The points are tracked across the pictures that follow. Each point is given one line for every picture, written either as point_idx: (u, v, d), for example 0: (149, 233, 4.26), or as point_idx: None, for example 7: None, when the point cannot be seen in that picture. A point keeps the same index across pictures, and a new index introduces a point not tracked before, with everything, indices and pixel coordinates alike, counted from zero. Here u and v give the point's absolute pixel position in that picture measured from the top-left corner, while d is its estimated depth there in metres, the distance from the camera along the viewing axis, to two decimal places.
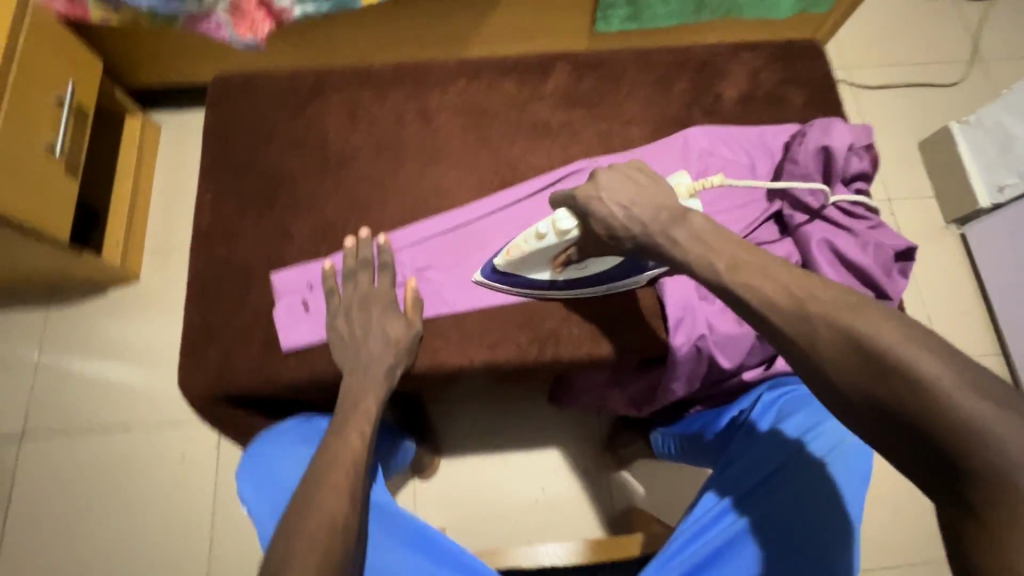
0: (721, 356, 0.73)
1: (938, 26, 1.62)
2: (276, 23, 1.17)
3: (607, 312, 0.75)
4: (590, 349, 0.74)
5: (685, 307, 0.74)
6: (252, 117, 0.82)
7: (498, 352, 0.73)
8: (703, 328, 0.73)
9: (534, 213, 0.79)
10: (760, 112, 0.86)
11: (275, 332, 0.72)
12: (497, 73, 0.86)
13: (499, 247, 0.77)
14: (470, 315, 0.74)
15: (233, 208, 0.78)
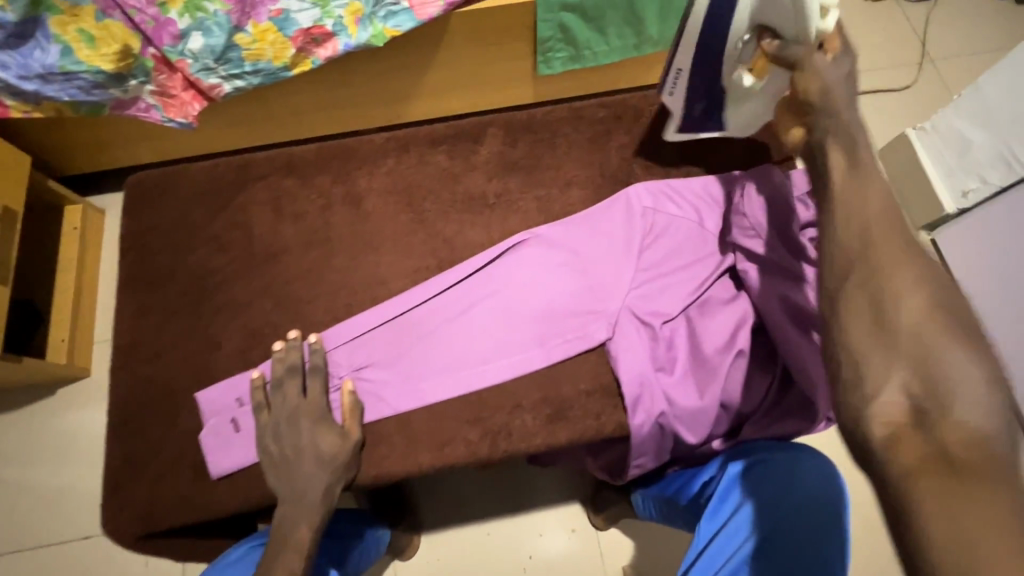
0: (685, 432, 0.69)
1: (886, 31, 1.61)
2: (207, 101, 1.12)
3: (561, 394, 0.71)
4: (546, 438, 0.69)
5: (641, 383, 0.69)
6: (172, 219, 0.78)
7: (447, 454, 0.68)
8: (662, 404, 0.68)
9: (474, 294, 0.75)
10: (703, 159, 0.83)
11: (204, 458, 0.67)
12: (427, 145, 0.82)
13: (440, 336, 0.72)
14: (413, 416, 0.69)
15: (156, 321, 0.73)
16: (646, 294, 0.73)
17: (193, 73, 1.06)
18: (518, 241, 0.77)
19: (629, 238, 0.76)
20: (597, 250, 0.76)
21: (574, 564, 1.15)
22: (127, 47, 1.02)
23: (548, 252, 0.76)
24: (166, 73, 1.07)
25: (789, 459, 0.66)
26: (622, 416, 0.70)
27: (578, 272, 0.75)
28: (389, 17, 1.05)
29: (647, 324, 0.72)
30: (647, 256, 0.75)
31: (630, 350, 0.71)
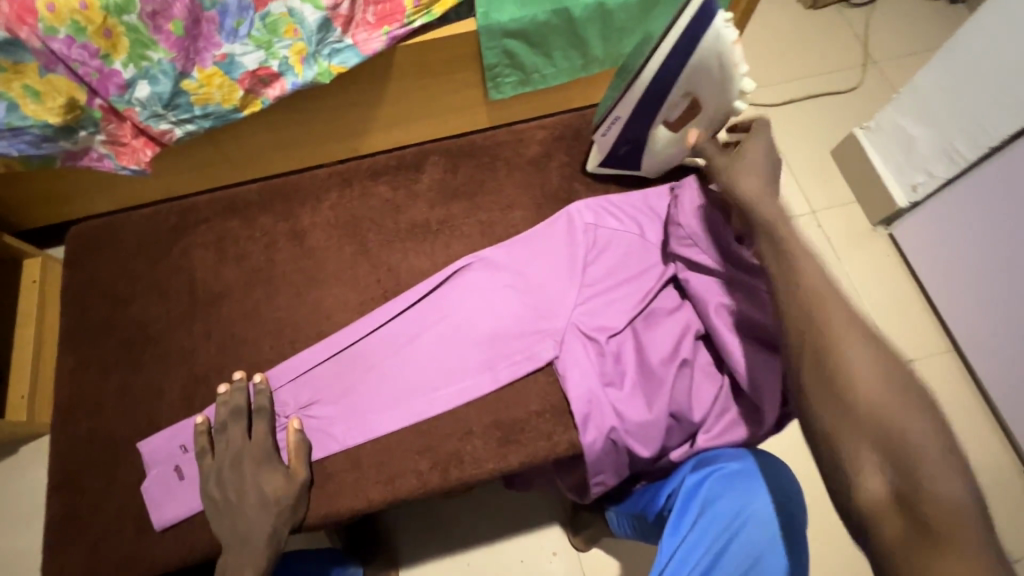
0: (638, 445, 0.68)
1: (828, 37, 1.67)
2: (159, 147, 1.13)
3: (512, 416, 0.70)
4: (498, 462, 0.68)
5: (590, 399, 0.69)
6: (113, 267, 0.78)
7: (398, 486, 0.67)
8: (612, 419, 0.68)
9: (420, 321, 0.74)
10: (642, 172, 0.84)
11: (147, 510, 0.65)
12: (369, 177, 0.83)
13: (386, 366, 0.71)
14: (362, 450, 0.68)
15: (96, 373, 0.72)
16: (591, 310, 0.73)
17: (142, 120, 1.07)
18: (461, 265, 0.77)
19: (571, 255, 0.76)
20: (541, 270, 0.76)
21: None
22: (72, 100, 1.02)
23: (493, 275, 0.76)
24: (115, 122, 1.08)
25: (747, 472, 0.65)
26: (574, 434, 0.70)
27: (523, 293, 0.75)
28: (334, 54, 1.07)
29: (593, 341, 0.72)
30: (590, 272, 0.75)
31: (576, 367, 0.70)
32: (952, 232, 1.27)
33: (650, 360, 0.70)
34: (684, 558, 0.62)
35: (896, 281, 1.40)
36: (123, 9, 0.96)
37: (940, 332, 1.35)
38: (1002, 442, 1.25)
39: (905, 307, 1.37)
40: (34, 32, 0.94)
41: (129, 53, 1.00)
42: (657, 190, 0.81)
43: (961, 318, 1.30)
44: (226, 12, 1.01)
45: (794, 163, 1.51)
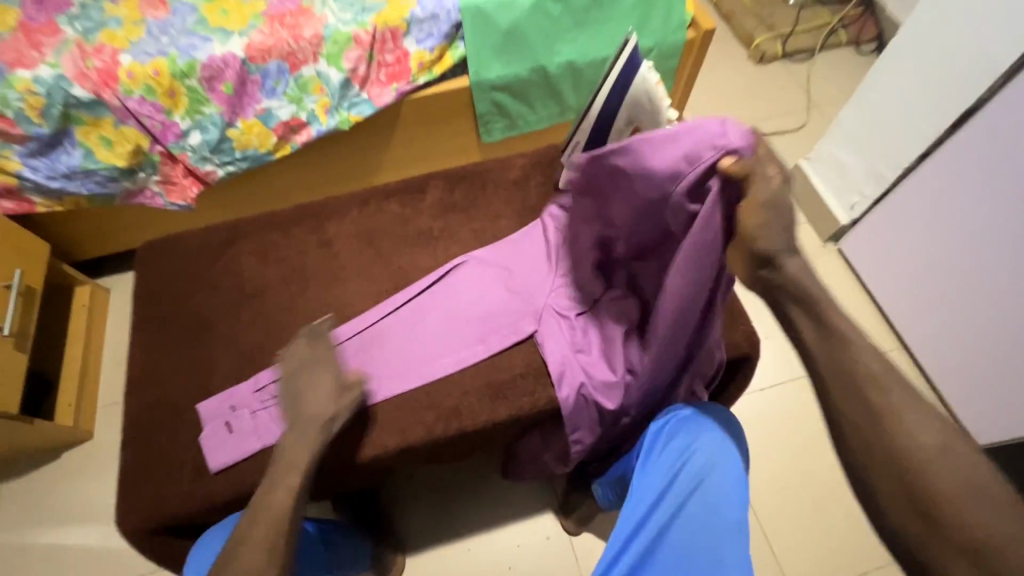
0: (604, 398, 0.83)
1: (774, 86, 1.93)
2: (204, 185, 1.34)
3: (501, 379, 0.86)
4: (489, 416, 0.83)
5: (564, 363, 0.85)
6: (176, 271, 0.96)
7: (408, 435, 0.81)
8: (582, 377, 0.84)
9: (425, 306, 0.91)
10: None
11: (203, 457, 0.79)
12: (383, 197, 1.03)
13: (398, 342, 0.88)
14: (378, 407, 0.83)
15: (161, 353, 0.88)
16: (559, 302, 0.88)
17: (192, 163, 1.28)
18: (458, 262, 0.95)
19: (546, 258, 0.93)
20: (522, 272, 0.93)
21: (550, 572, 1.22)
22: (138, 147, 1.24)
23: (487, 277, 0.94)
24: (170, 165, 1.30)
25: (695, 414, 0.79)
26: (552, 393, 0.85)
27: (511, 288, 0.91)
28: (352, 107, 1.30)
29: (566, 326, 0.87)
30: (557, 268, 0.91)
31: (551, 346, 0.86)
32: (897, 220, 1.40)
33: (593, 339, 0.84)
34: (648, 487, 0.75)
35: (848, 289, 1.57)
36: (186, 74, 1.19)
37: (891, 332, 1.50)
38: None
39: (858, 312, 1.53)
40: (115, 93, 1.18)
41: (187, 108, 1.23)
42: None
43: (932, 298, 1.37)
44: (267, 75, 1.24)
45: None
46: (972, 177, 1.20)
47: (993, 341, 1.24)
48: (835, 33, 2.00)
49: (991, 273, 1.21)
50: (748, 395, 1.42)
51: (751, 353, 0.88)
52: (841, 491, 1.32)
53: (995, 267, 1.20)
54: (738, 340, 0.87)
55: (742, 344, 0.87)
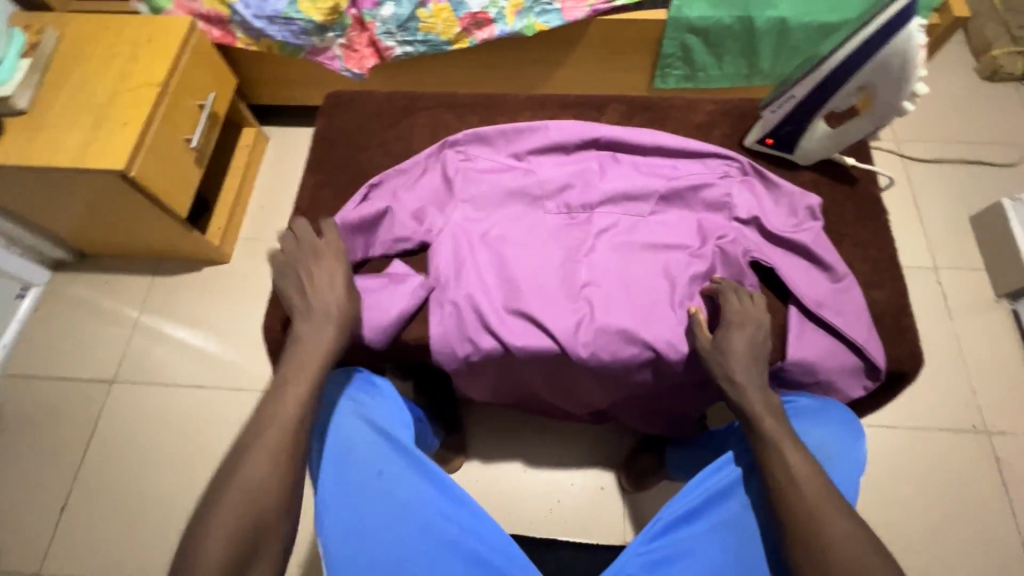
0: (656, 345, 0.80)
1: (999, 110, 1.66)
2: (380, 60, 1.39)
3: (616, 360, 0.81)
4: (615, 357, 0.81)
5: (576, 299, 0.83)
6: (352, 126, 1.01)
7: (543, 349, 0.81)
8: (608, 315, 0.82)
9: (567, 322, 0.81)
10: (745, 127, 0.97)
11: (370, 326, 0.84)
12: (559, 108, 1.01)
13: (524, 322, 0.82)
14: (525, 351, 0.81)
15: (328, 197, 0.95)
16: (630, 242, 0.87)
17: (378, 34, 1.32)
18: (607, 320, 0.81)
19: (532, 161, 0.94)
20: (546, 163, 0.94)
21: (597, 525, 1.23)
22: (336, 5, 1.29)
23: (445, 170, 0.93)
24: (357, 31, 1.35)
25: (812, 410, 0.76)
26: (641, 337, 0.81)
27: (472, 217, 0.89)
28: (541, 14, 1.27)
29: (657, 280, 0.84)
30: (582, 206, 0.90)
31: (602, 340, 0.81)
32: None
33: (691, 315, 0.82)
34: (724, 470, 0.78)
35: (1005, 355, 1.37)
36: None
37: None
38: None
39: (1008, 383, 1.34)
40: None
41: None
42: (754, 240, 0.86)
43: None
44: None
45: (928, 220, 1.53)
46: None
47: None
48: None
49: None
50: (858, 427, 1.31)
51: (909, 372, 0.82)
52: (936, 554, 1.20)
53: None
54: (898, 355, 0.81)
55: (901, 361, 0.81)
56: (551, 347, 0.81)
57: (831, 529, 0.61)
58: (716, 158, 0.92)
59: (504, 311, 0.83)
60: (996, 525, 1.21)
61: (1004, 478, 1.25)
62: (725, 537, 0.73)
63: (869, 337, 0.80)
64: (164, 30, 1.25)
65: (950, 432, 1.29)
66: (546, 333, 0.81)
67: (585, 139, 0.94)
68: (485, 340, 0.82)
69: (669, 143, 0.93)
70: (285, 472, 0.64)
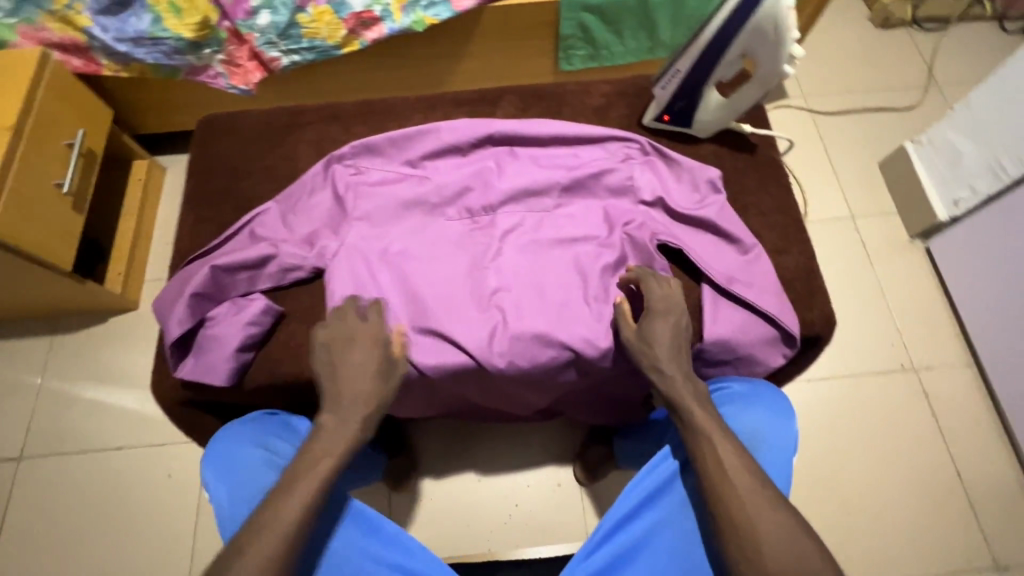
0: (573, 344, 0.78)
1: (895, 55, 1.71)
2: (268, 72, 1.29)
3: (535, 365, 0.78)
4: (533, 363, 0.78)
5: (486, 309, 0.79)
6: (230, 152, 0.92)
7: (458, 367, 0.77)
8: (520, 320, 0.78)
9: (478, 335, 0.78)
10: (642, 106, 0.95)
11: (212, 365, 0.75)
12: (452, 106, 0.96)
13: (433, 341, 0.78)
14: (438, 372, 0.77)
15: (210, 233, 0.87)
16: (536, 240, 0.84)
17: (259, 46, 1.23)
18: (520, 325, 0.78)
19: (427, 167, 0.89)
20: (442, 167, 0.89)
21: (557, 522, 1.22)
22: (206, 19, 1.18)
23: (334, 188, 0.87)
24: (236, 44, 1.25)
25: (744, 396, 0.76)
26: (556, 338, 0.78)
27: (368, 236, 0.84)
28: (429, 7, 1.21)
29: (568, 277, 0.81)
30: (483, 208, 0.86)
31: (517, 347, 0.77)
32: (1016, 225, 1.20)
33: (606, 308, 0.80)
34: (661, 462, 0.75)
35: (923, 293, 1.43)
36: None
37: (961, 346, 1.37)
38: (1009, 460, 1.27)
39: (928, 320, 1.40)
40: None
41: None
42: (659, 221, 0.84)
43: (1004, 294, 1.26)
44: None
45: (841, 171, 1.57)
46: (1009, 231, 1.22)
47: None
48: (981, 2, 1.71)
49: (1013, 267, 1.22)
50: (796, 383, 1.34)
51: (823, 334, 0.82)
52: (881, 494, 1.25)
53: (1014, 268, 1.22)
54: (811, 318, 0.82)
55: (814, 324, 0.82)
56: (465, 363, 0.77)
57: (753, 513, 0.60)
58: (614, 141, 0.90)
59: (412, 330, 0.78)
60: (931, 457, 1.27)
61: (933, 411, 1.31)
62: (666, 534, 0.71)
63: (782, 305, 0.80)
64: (10, 66, 1.12)
65: (881, 374, 1.34)
66: (459, 350, 0.77)
67: (479, 136, 0.89)
68: None
69: (565, 131, 0.90)
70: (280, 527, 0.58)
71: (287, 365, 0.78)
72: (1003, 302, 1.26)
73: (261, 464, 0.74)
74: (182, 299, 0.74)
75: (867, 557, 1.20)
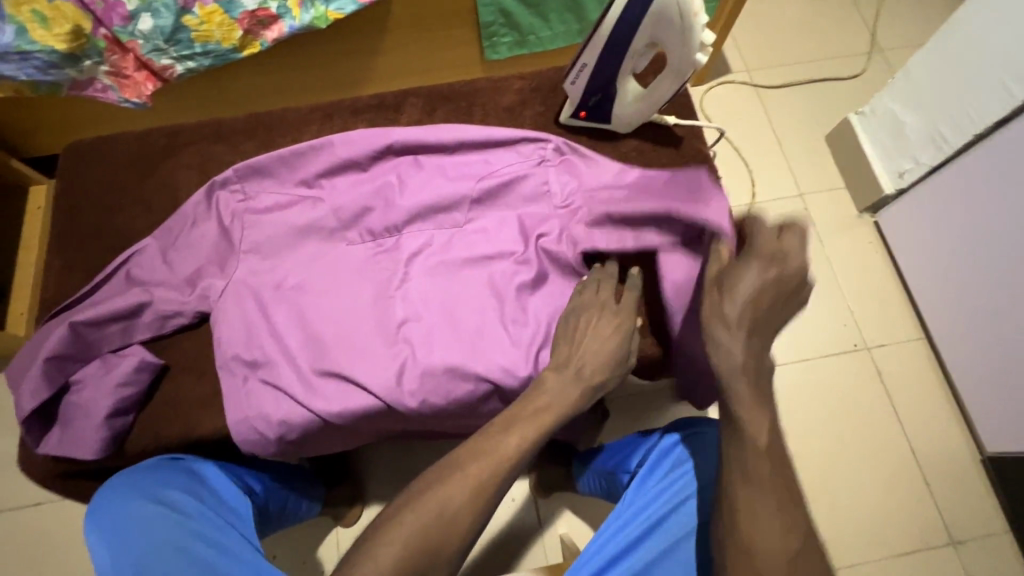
0: (490, 375, 0.71)
1: (838, 21, 1.66)
2: (161, 81, 1.16)
3: (452, 400, 0.72)
4: (453, 398, 0.71)
5: (394, 342, 0.72)
6: (99, 183, 0.82)
7: (366, 411, 0.70)
8: (431, 353, 0.71)
9: (385, 373, 0.70)
10: (558, 103, 0.87)
11: (66, 443, 0.65)
12: (351, 114, 0.87)
13: (337, 384, 0.71)
14: (344, 418, 0.70)
15: (83, 278, 0.78)
16: (447, 261, 0.76)
17: (145, 54, 1.10)
18: (430, 358, 0.71)
19: (324, 186, 0.80)
20: (340, 186, 0.80)
21: (516, 540, 1.15)
22: (78, 28, 1.05)
23: (219, 218, 0.78)
24: (119, 54, 1.10)
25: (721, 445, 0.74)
26: (472, 369, 0.71)
27: (260, 271, 0.75)
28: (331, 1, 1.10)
29: (482, 299, 0.75)
30: (387, 230, 0.78)
31: (429, 383, 0.71)
32: (962, 197, 1.17)
33: (525, 331, 0.74)
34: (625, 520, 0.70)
35: (874, 269, 1.40)
36: None
37: (913, 320, 1.35)
38: (963, 432, 1.26)
39: (880, 296, 1.38)
40: None
41: None
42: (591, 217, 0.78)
43: (953, 267, 1.23)
44: None
45: (788, 148, 1.52)
46: (956, 202, 1.19)
47: (987, 294, 1.16)
48: None
49: (961, 240, 1.19)
50: None
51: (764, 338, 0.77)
52: (841, 478, 1.23)
53: (962, 239, 1.19)
54: None
55: None
56: (373, 406, 0.70)
57: None
58: (527, 145, 0.82)
59: (311, 373, 0.71)
60: (887, 436, 1.26)
61: (888, 389, 1.29)
62: None
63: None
64: None
65: (835, 356, 1.32)
66: (365, 393, 0.70)
67: (378, 148, 0.81)
68: (294, 417, 0.69)
69: (472, 136, 0.82)
70: (433, 508, 0.56)
71: (175, 423, 0.70)
72: (952, 274, 1.24)
73: (149, 514, 0.58)
74: (38, 364, 0.65)
75: (828, 545, 1.18)
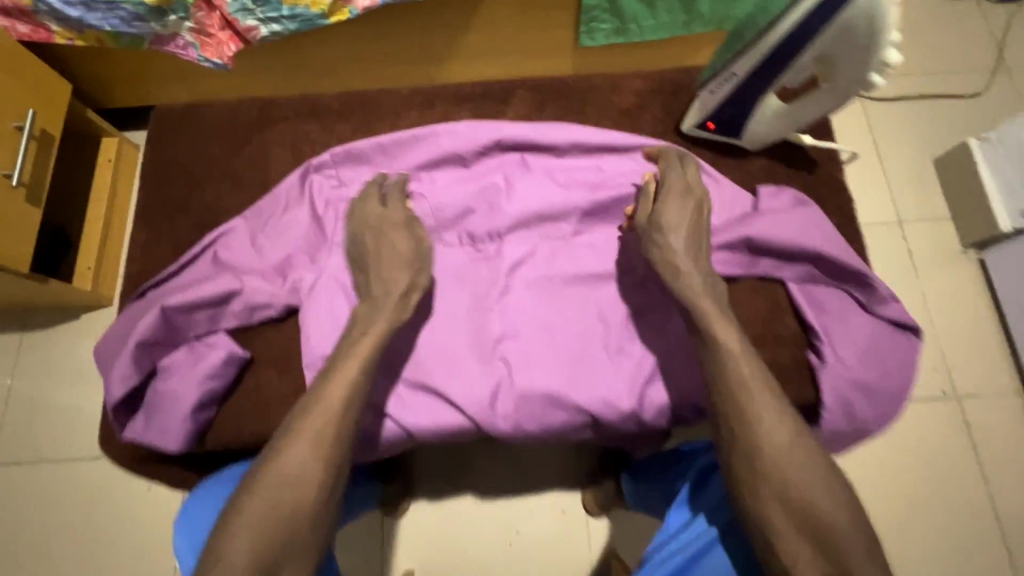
0: (591, 407, 0.66)
1: (961, 31, 1.50)
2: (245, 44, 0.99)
3: (548, 428, 0.67)
4: (550, 426, 0.66)
5: (491, 359, 0.67)
6: (188, 154, 0.78)
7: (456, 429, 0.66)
8: (530, 374, 0.66)
9: (480, 391, 0.66)
10: (680, 110, 0.79)
11: (153, 434, 0.63)
12: (454, 102, 0.80)
13: (428, 398, 0.66)
14: (433, 435, 0.66)
15: (167, 254, 0.74)
16: (551, 277, 0.71)
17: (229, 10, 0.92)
18: (530, 380, 0.66)
19: (423, 180, 0.74)
20: (442, 181, 0.74)
21: None
22: None
23: (312, 205, 0.73)
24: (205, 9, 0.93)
25: None
26: (572, 398, 0.66)
27: None
28: None
29: (586, 322, 0.69)
30: (488, 236, 0.72)
31: (526, 407, 0.66)
32: None
33: (631, 362, 0.68)
34: None
35: (973, 311, 1.29)
36: None
37: (1010, 371, 1.25)
38: None
39: (977, 341, 1.27)
40: None
41: None
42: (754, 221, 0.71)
43: None
44: None
45: (891, 168, 1.39)
46: None
47: None
48: None
49: None
50: None
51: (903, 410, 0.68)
52: (914, 531, 1.15)
53: None
54: None
55: None
56: (464, 425, 0.66)
57: None
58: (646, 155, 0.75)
59: (400, 384, 0.67)
60: (969, 492, 1.17)
61: (975, 443, 1.20)
62: None
63: (888, 341, 0.68)
64: None
65: (921, 401, 1.22)
66: (457, 410, 0.66)
67: (484, 143, 0.74)
68: (381, 428, 0.66)
69: (587, 139, 0.75)
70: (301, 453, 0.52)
71: (256, 420, 0.67)
72: None
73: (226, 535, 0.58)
74: (127, 347, 0.63)
75: None
